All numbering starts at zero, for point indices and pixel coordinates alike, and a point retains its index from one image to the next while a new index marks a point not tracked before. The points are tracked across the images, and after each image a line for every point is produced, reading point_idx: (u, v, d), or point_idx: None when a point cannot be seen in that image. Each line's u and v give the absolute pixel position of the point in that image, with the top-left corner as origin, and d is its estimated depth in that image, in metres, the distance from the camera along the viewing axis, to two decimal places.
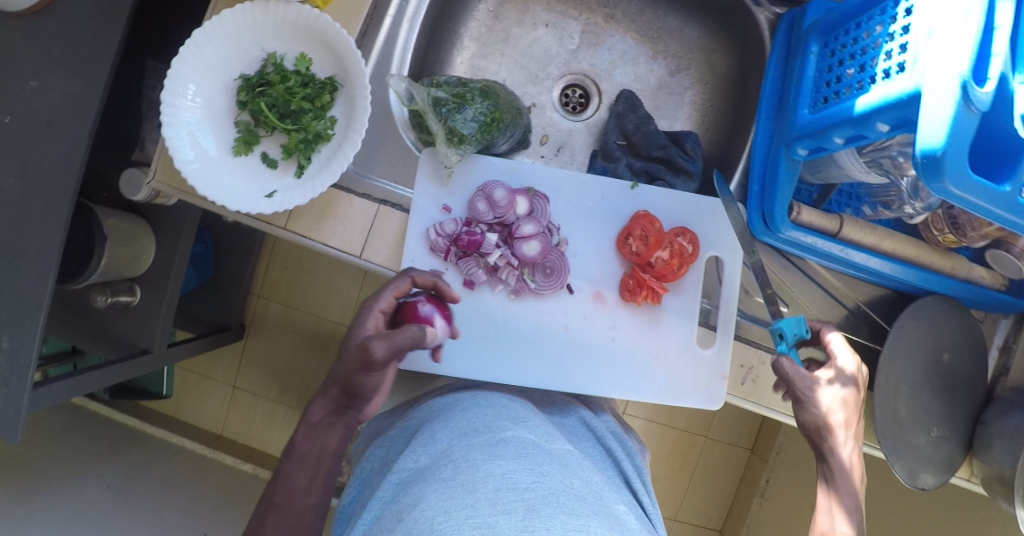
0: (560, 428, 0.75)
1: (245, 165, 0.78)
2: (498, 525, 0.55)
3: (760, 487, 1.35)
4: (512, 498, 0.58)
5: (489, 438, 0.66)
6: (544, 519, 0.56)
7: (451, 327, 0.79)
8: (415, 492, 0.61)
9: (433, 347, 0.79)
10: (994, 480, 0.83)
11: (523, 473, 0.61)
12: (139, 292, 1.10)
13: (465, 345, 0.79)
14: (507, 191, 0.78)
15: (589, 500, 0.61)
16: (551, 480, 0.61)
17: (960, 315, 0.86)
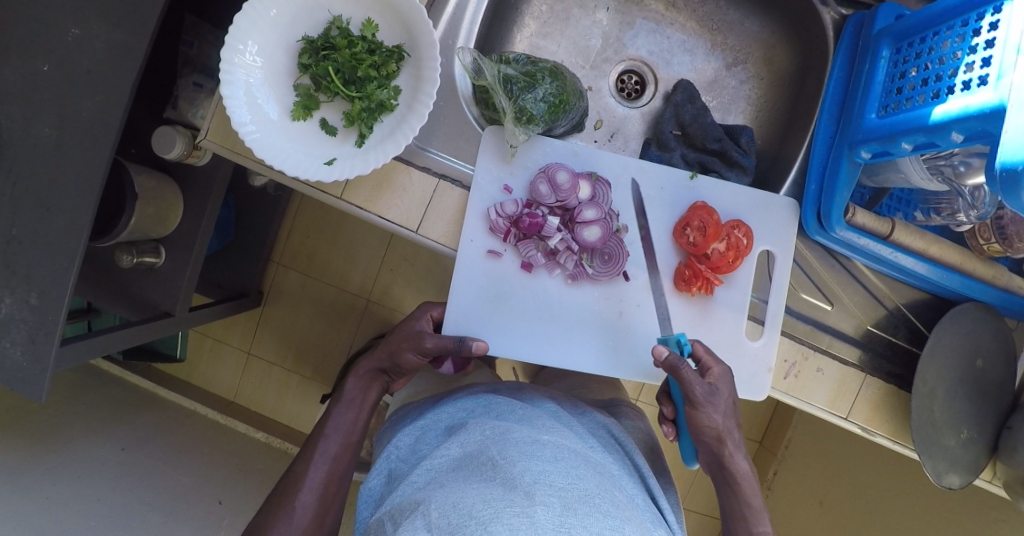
0: (590, 433, 0.77)
1: (304, 130, 0.76)
2: (537, 517, 0.59)
3: (767, 479, 1.37)
4: (550, 492, 0.61)
5: (525, 436, 0.69)
6: (581, 517, 0.60)
7: (506, 310, 0.77)
8: (455, 482, 0.64)
9: (486, 330, 0.77)
10: (1017, 482, 0.86)
11: (556, 472, 0.64)
12: (163, 252, 1.09)
13: (519, 329, 0.77)
14: (570, 174, 0.77)
15: (620, 504, 0.64)
16: (585, 481, 0.65)
17: (996, 323, 0.88)
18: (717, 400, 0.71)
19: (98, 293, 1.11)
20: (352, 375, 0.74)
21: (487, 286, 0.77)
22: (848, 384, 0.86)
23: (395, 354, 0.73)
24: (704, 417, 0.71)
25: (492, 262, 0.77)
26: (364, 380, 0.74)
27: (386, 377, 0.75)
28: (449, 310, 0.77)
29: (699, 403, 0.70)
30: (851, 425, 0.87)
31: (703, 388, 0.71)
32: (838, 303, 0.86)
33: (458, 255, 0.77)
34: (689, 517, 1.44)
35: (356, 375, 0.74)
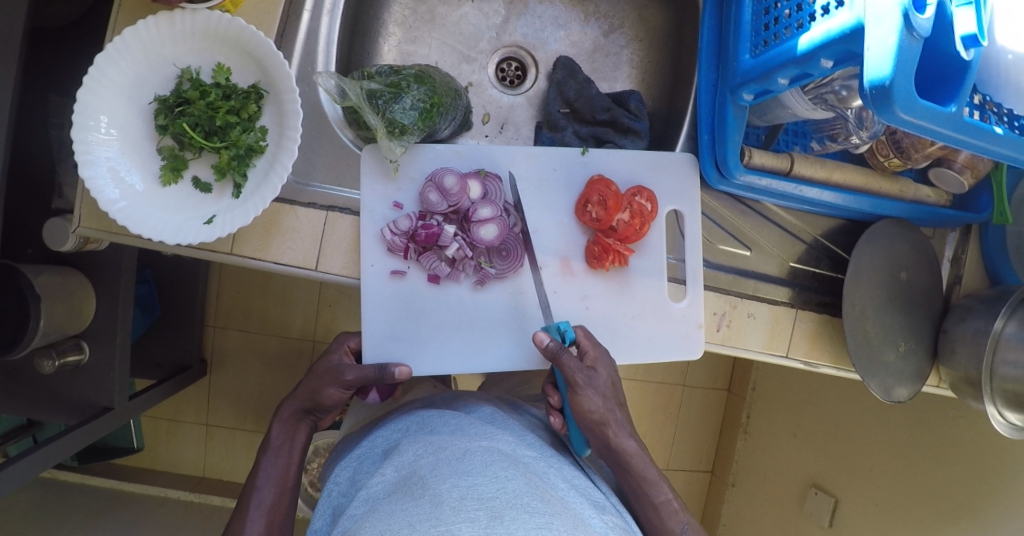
0: (531, 436, 0.75)
1: (177, 194, 0.73)
2: (461, 533, 0.55)
3: (742, 424, 1.45)
4: (476, 505, 0.58)
5: (456, 451, 0.66)
6: (508, 524, 0.57)
7: (422, 326, 0.76)
8: (383, 510, 0.61)
9: (406, 350, 0.76)
10: (963, 383, 0.91)
11: (486, 481, 0.62)
12: (87, 346, 1.06)
13: (439, 343, 0.76)
14: (458, 176, 0.75)
15: (554, 504, 0.62)
16: (516, 486, 0.62)
17: (911, 234, 0.90)
18: (595, 383, 0.70)
19: (29, 406, 1.05)
20: (275, 422, 0.71)
21: (398, 306, 0.76)
22: (781, 323, 0.86)
23: (317, 394, 0.70)
24: (580, 402, 0.69)
25: (398, 282, 0.76)
26: (289, 425, 0.70)
27: (312, 417, 0.72)
28: (364, 338, 0.75)
29: (575, 388, 0.69)
30: (793, 361, 0.87)
31: (579, 373, 0.69)
32: (756, 247, 0.86)
33: (363, 282, 0.75)
34: (678, 477, 1.51)
35: (279, 422, 0.70)
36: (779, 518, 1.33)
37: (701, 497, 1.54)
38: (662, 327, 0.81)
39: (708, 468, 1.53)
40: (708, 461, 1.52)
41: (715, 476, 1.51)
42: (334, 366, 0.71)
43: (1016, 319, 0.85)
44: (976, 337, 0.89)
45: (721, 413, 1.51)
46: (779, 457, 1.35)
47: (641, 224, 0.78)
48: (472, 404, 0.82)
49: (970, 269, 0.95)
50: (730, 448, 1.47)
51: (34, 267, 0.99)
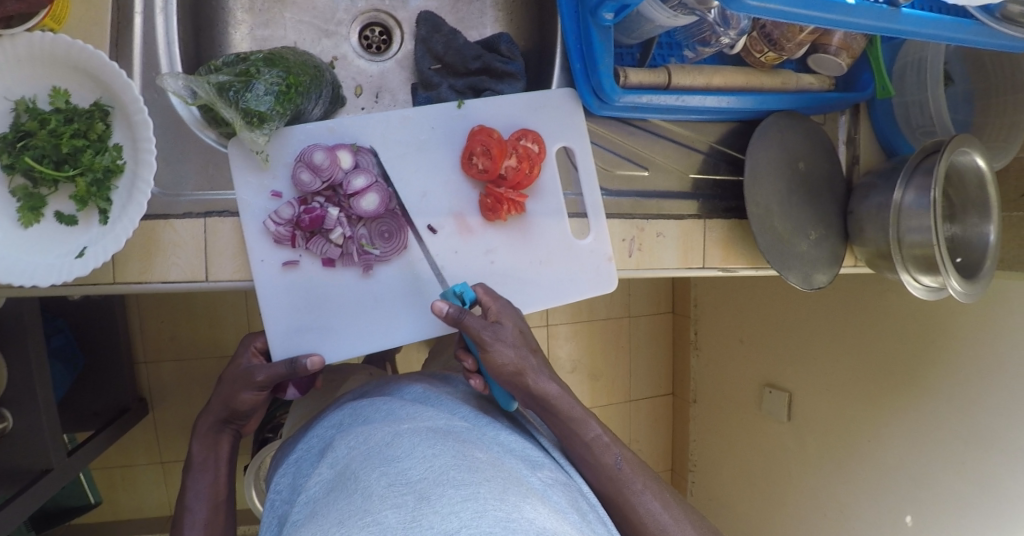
0: (465, 410, 0.73)
1: (43, 234, 0.68)
2: (387, 521, 0.52)
3: (692, 341, 1.56)
4: (403, 490, 0.55)
5: (385, 438, 0.63)
6: (436, 501, 0.54)
7: (328, 313, 0.75)
8: (314, 515, 0.58)
9: (316, 340, 0.75)
10: (877, 258, 0.94)
11: (415, 462, 0.59)
12: (9, 414, 0.99)
13: (349, 327, 0.75)
14: (326, 151, 0.72)
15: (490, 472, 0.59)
16: (445, 463, 0.59)
17: (802, 123, 0.91)
18: (503, 336, 0.70)
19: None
20: (195, 436, 0.69)
21: (299, 297, 0.74)
22: (692, 237, 0.86)
23: (230, 402, 0.69)
24: (493, 355, 0.69)
25: (293, 272, 0.74)
26: (209, 436, 0.69)
27: (233, 425, 0.71)
28: (270, 337, 0.73)
29: (484, 345, 0.69)
30: (711, 271, 0.89)
31: (486, 330, 0.69)
32: (652, 165, 0.86)
33: (256, 281, 0.73)
34: (642, 406, 1.61)
35: (199, 436, 0.69)
36: (737, 422, 1.44)
37: (670, 417, 1.65)
38: (574, 264, 0.82)
39: (668, 390, 1.63)
40: (668, 384, 1.63)
41: (677, 396, 1.62)
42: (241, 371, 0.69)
43: (913, 186, 0.86)
44: (880, 212, 0.91)
45: (670, 335, 1.61)
46: (727, 364, 1.46)
47: (529, 166, 0.78)
48: (405, 385, 0.79)
49: (865, 148, 0.97)
50: (687, 367, 1.58)
51: None
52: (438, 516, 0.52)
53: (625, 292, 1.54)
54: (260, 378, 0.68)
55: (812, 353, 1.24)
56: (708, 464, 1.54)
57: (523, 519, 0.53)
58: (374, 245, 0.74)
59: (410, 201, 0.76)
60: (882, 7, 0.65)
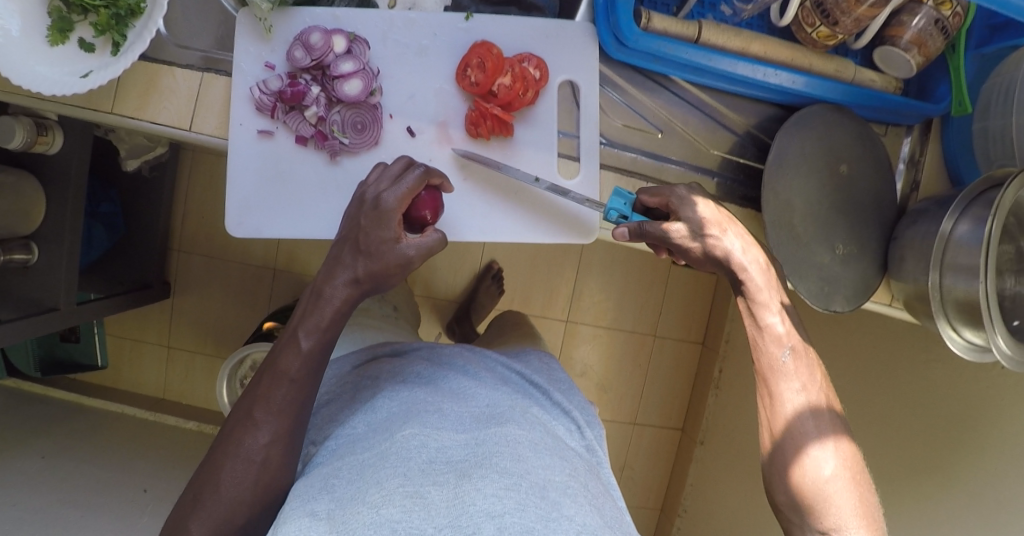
0: (498, 385, 0.75)
1: (64, 56, 0.73)
2: (430, 496, 0.57)
3: (714, 379, 1.40)
4: (445, 467, 0.60)
5: (431, 406, 0.67)
6: (477, 482, 0.58)
7: (290, 189, 0.76)
8: (353, 461, 0.62)
9: (273, 211, 0.76)
10: (913, 298, 0.80)
11: (456, 440, 0.63)
12: (35, 248, 1.08)
13: (306, 206, 0.76)
14: (323, 33, 0.72)
15: (529, 454, 0.63)
16: (489, 445, 0.62)
17: (857, 126, 0.81)
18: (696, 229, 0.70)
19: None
20: (278, 378, 0.64)
21: (266, 167, 0.75)
22: None
23: (378, 280, 0.68)
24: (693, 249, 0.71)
25: (267, 142, 0.75)
26: (334, 324, 0.67)
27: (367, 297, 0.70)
28: (231, 196, 0.75)
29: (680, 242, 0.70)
30: None
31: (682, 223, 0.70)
32: (667, 129, 0.80)
33: (230, 143, 0.74)
34: (645, 433, 1.48)
35: (305, 328, 0.66)
36: (737, 475, 1.30)
37: (671, 454, 1.51)
38: (553, 202, 0.80)
39: (677, 425, 1.49)
40: (679, 417, 1.49)
41: (685, 433, 1.48)
42: (371, 237, 0.67)
43: (968, 217, 0.73)
44: (923, 242, 0.78)
45: (694, 368, 1.47)
46: (740, 410, 1.31)
47: (525, 92, 0.76)
48: (443, 351, 0.83)
49: (929, 174, 0.84)
50: (702, 404, 1.43)
51: None
52: (477, 497, 0.57)
53: (656, 308, 1.43)
54: (375, 264, 0.67)
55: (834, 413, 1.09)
56: (700, 514, 1.39)
57: (559, 516, 0.58)
58: (348, 130, 0.74)
59: (394, 101, 0.76)
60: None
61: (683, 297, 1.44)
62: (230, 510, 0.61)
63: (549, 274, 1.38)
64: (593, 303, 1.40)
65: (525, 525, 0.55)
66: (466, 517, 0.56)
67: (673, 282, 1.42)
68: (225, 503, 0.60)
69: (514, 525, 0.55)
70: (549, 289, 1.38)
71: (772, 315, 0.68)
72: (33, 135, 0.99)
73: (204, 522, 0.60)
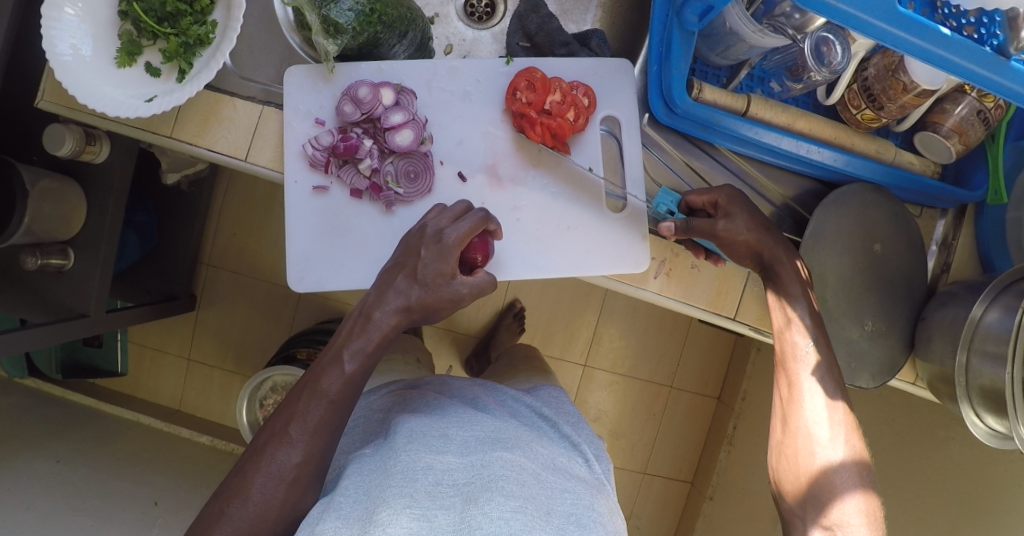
0: (493, 410, 0.80)
1: (130, 78, 0.76)
2: (438, 522, 0.64)
3: (727, 434, 1.40)
4: (450, 493, 0.66)
5: (436, 430, 0.73)
6: (483, 506, 0.64)
7: (345, 243, 0.77)
8: (360, 482, 0.67)
9: (330, 266, 0.77)
10: (939, 380, 0.81)
11: (462, 465, 0.68)
12: (72, 254, 1.10)
13: (361, 257, 0.77)
14: (370, 86, 0.73)
15: (529, 480, 0.68)
16: (493, 470, 0.68)
17: (893, 206, 0.83)
18: (738, 226, 0.72)
19: (12, 303, 1.08)
20: (314, 394, 0.67)
21: (322, 222, 0.77)
22: (731, 282, 0.80)
23: (429, 312, 0.71)
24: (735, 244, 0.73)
25: (322, 197, 0.77)
26: (378, 350, 0.69)
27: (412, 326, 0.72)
28: (289, 254, 0.76)
29: (723, 236, 0.72)
30: (740, 326, 0.81)
31: (724, 219, 0.73)
32: None
33: (287, 201, 0.76)
34: (654, 483, 1.47)
35: (350, 351, 0.69)
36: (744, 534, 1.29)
37: (678, 508, 1.49)
38: (604, 241, 0.79)
39: (687, 478, 1.48)
40: (689, 470, 1.48)
41: (694, 487, 1.47)
42: (427, 269, 0.70)
43: (998, 304, 0.75)
44: (952, 325, 0.79)
45: (708, 421, 1.47)
46: (753, 469, 1.30)
47: (575, 117, 0.78)
48: (449, 380, 0.88)
49: (960, 258, 0.86)
50: (713, 459, 1.42)
51: (36, 172, 1.05)
52: (484, 520, 0.63)
53: (674, 358, 1.43)
54: (429, 297, 0.70)
55: None
56: None
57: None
58: (402, 178, 0.75)
59: (443, 148, 0.77)
60: (986, 51, 0.57)
61: (701, 351, 1.44)
62: (256, 524, 0.63)
63: (570, 316, 1.39)
64: (611, 349, 1.41)
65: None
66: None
67: (691, 334, 1.43)
68: (251, 518, 0.63)
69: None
70: (570, 331, 1.39)
71: (801, 334, 0.72)
72: (83, 145, 1.01)
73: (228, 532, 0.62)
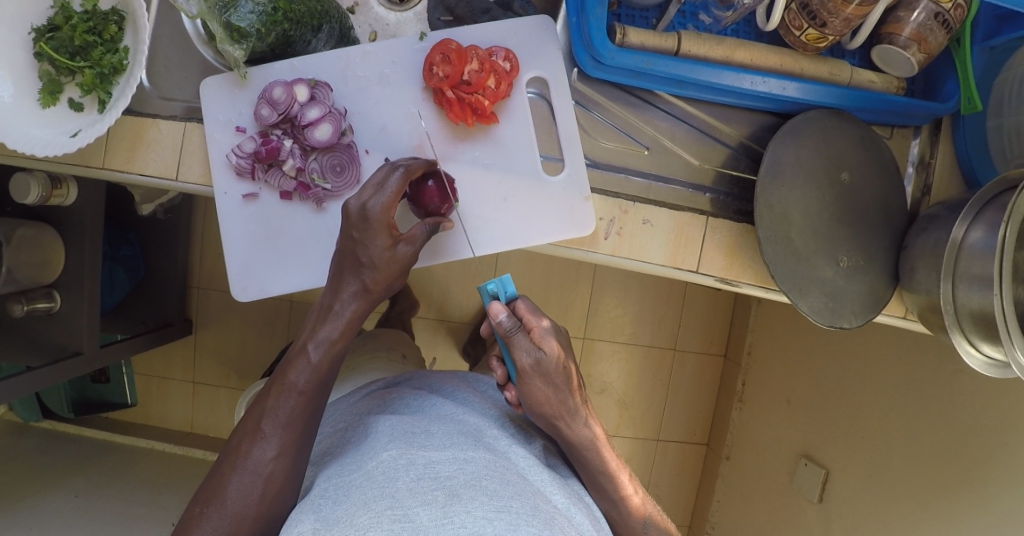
0: (488, 415, 0.72)
1: (55, 117, 0.76)
2: (418, 518, 0.54)
3: (738, 391, 1.36)
4: (432, 486, 0.57)
5: (419, 427, 0.65)
6: (465, 503, 0.55)
7: (283, 246, 0.80)
8: (340, 484, 0.60)
9: (271, 269, 0.81)
10: (927, 311, 0.75)
11: (445, 459, 0.60)
12: (57, 295, 1.12)
13: (301, 257, 0.80)
14: (283, 86, 0.74)
15: (514, 482, 0.60)
16: (477, 468, 0.60)
17: (858, 129, 0.77)
18: (547, 370, 0.67)
19: (12, 350, 1.13)
20: (285, 389, 0.66)
21: (256, 229, 0.80)
22: (689, 233, 0.77)
23: (385, 283, 0.71)
24: (536, 391, 0.67)
25: (253, 204, 0.79)
26: (344, 336, 0.69)
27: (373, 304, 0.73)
28: (230, 265, 0.81)
29: (528, 373, 0.66)
30: (705, 278, 0.78)
31: (538, 352, 0.66)
32: (654, 145, 0.78)
33: (220, 212, 0.79)
34: (670, 448, 1.44)
35: (315, 341, 0.69)
36: (764, 491, 1.25)
37: (698, 469, 1.46)
38: (545, 207, 0.78)
39: (703, 440, 1.45)
40: (704, 431, 1.44)
41: (710, 448, 1.44)
42: (368, 247, 0.69)
43: (981, 222, 0.69)
44: (935, 250, 0.74)
45: (717, 379, 1.43)
46: (767, 424, 1.26)
47: (497, 84, 0.75)
48: (432, 379, 0.82)
49: (940, 177, 0.80)
50: (726, 417, 1.39)
51: (10, 221, 1.07)
52: (467, 517, 0.54)
53: (675, 320, 1.39)
54: (382, 273, 0.70)
55: (855, 427, 1.04)
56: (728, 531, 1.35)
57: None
58: (327, 171, 0.77)
59: (366, 137, 0.78)
60: None
61: (702, 308, 1.40)
62: (234, 524, 0.61)
63: (563, 290, 1.35)
64: (610, 319, 1.38)
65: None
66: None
67: (691, 292, 1.39)
68: (230, 516, 0.61)
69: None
70: (564, 304, 1.36)
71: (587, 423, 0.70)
72: (49, 189, 1.01)
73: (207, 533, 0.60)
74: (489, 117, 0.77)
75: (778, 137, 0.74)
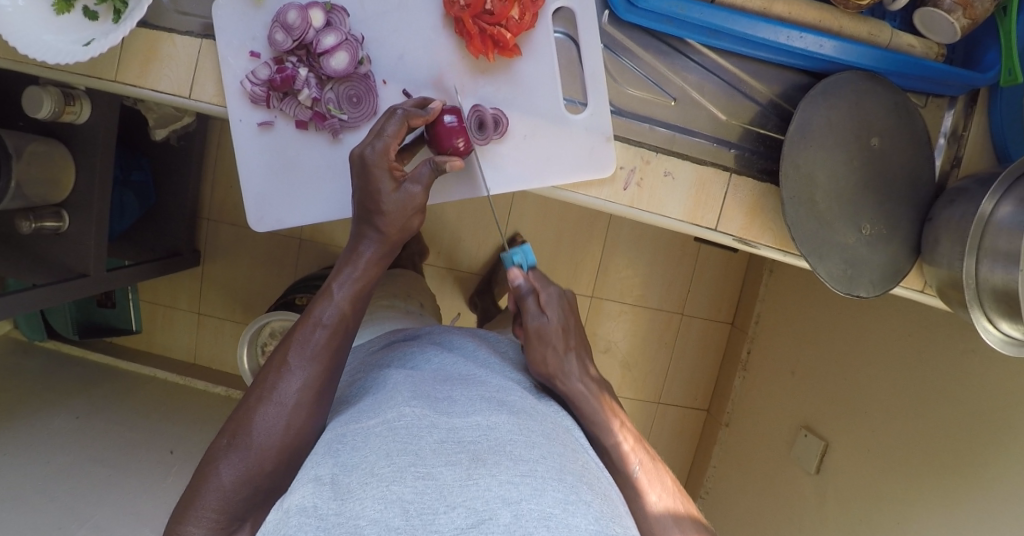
0: (515, 380, 0.71)
1: (69, 24, 0.74)
2: (442, 477, 0.53)
3: (741, 361, 1.36)
4: (457, 448, 0.56)
5: (442, 390, 0.64)
6: (491, 467, 0.54)
7: (299, 177, 0.80)
8: (358, 432, 0.59)
9: (286, 201, 0.80)
10: (946, 286, 0.74)
11: (468, 423, 0.59)
12: (66, 216, 1.11)
13: (317, 189, 0.80)
14: (298, 10, 0.72)
15: (541, 443, 0.59)
16: (503, 430, 0.59)
17: (892, 95, 0.75)
18: (547, 335, 0.72)
19: (14, 269, 1.11)
20: (311, 324, 0.66)
21: (273, 158, 0.79)
22: (711, 189, 0.77)
23: (402, 227, 0.70)
24: (537, 353, 0.71)
25: (268, 133, 0.78)
26: (366, 275, 0.69)
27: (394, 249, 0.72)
28: (247, 196, 0.80)
29: (530, 337, 0.72)
30: (725, 237, 0.79)
31: (540, 318, 0.73)
32: (682, 96, 0.77)
33: (236, 140, 0.78)
34: (669, 412, 1.45)
35: (339, 281, 0.68)
36: (759, 461, 1.26)
37: (696, 434, 1.47)
38: (564, 150, 0.78)
39: (702, 406, 1.46)
40: (704, 398, 1.45)
41: (709, 415, 1.44)
42: (368, 192, 0.69)
43: (1012, 196, 0.68)
44: (960, 224, 0.72)
45: (722, 347, 1.43)
46: (769, 396, 1.26)
47: (520, 15, 0.73)
48: (455, 330, 0.82)
49: (972, 151, 0.78)
50: (729, 385, 1.39)
51: (20, 136, 1.05)
52: (492, 480, 0.53)
53: (685, 284, 1.39)
54: (391, 216, 0.69)
55: (857, 402, 1.04)
56: (720, 497, 1.37)
57: (576, 499, 0.54)
58: (345, 101, 0.76)
59: (384, 66, 0.76)
60: None
61: (714, 275, 1.39)
62: (259, 455, 0.61)
63: (575, 246, 1.34)
64: (620, 279, 1.37)
65: (542, 509, 0.51)
66: (480, 501, 0.51)
67: (703, 258, 1.38)
68: (255, 448, 0.61)
69: (530, 510, 0.51)
70: (575, 262, 1.34)
71: (574, 368, 0.72)
72: (61, 105, 0.99)
73: (234, 463, 0.60)
74: (512, 50, 0.75)
75: (811, 96, 0.72)
